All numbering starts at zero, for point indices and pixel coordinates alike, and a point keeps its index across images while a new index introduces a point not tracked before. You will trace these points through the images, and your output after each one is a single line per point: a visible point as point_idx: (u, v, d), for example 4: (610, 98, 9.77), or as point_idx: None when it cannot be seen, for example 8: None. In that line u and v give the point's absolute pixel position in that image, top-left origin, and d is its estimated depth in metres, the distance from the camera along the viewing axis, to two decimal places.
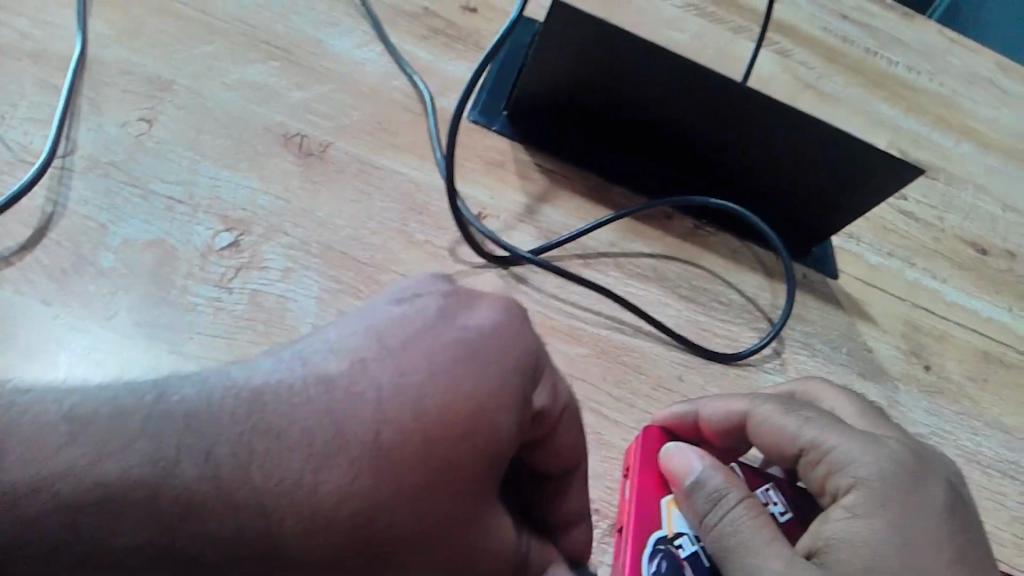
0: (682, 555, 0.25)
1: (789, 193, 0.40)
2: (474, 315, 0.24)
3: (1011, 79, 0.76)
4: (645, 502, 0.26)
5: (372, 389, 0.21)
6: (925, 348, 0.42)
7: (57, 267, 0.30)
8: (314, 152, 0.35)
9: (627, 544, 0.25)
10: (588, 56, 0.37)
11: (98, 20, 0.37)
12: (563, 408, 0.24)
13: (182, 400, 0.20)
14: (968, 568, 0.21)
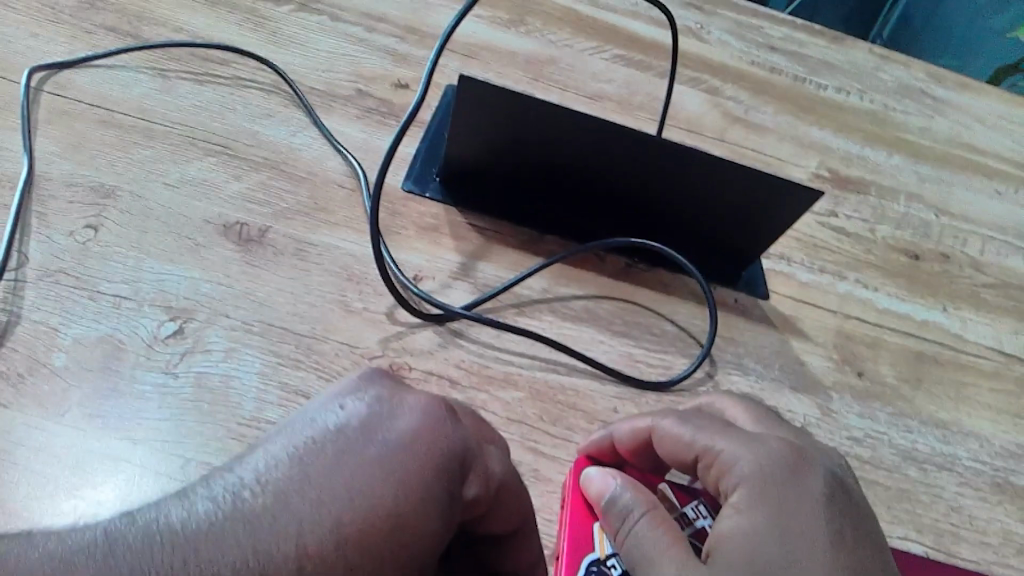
0: (614, 575, 0.26)
1: (707, 225, 0.43)
2: (396, 421, 0.24)
3: (938, 90, 0.83)
4: (579, 528, 0.28)
5: (297, 519, 0.21)
6: (857, 356, 0.44)
7: (12, 371, 0.32)
8: (254, 238, 0.38)
9: (562, 567, 0.27)
10: (499, 122, 0.40)
11: (43, 140, 0.40)
12: (496, 489, 0.25)
13: (113, 548, 0.19)
14: (844, 546, 0.24)
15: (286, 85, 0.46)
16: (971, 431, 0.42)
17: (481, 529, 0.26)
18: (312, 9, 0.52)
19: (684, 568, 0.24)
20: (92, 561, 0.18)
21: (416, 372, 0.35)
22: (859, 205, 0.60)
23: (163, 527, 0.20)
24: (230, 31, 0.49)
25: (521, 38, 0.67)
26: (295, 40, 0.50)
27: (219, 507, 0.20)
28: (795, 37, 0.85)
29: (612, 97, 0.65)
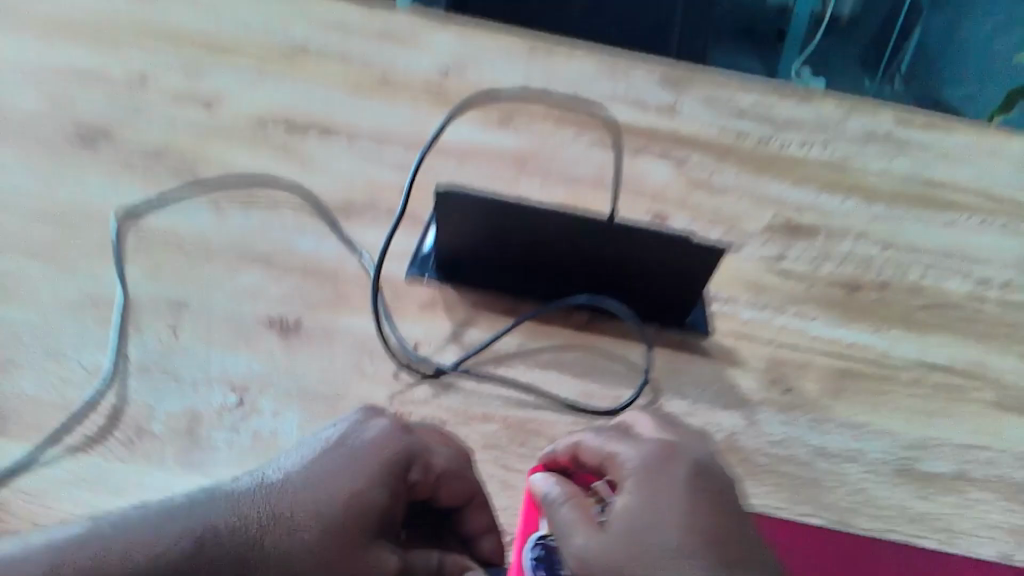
0: (553, 544, 0.36)
1: (652, 281, 0.53)
2: (363, 432, 0.37)
3: (892, 138, 0.93)
4: (530, 520, 0.38)
5: (291, 484, 0.34)
6: (786, 376, 0.54)
7: (126, 440, 0.44)
8: (290, 327, 0.50)
9: (517, 546, 0.37)
10: (472, 219, 0.52)
11: (133, 269, 0.53)
12: (438, 473, 0.37)
13: (185, 501, 0.33)
14: (700, 509, 0.34)
15: (314, 202, 0.59)
16: (884, 428, 0.50)
17: (440, 505, 0.38)
18: (331, 135, 0.65)
19: (589, 536, 0.34)
20: (176, 504, 0.32)
21: (415, 416, 0.46)
22: (805, 248, 0.70)
23: (217, 491, 0.33)
24: (268, 161, 0.62)
25: (509, 136, 0.79)
26: (320, 165, 0.62)
27: (247, 481, 0.34)
28: (760, 102, 0.96)
29: (588, 177, 0.77)
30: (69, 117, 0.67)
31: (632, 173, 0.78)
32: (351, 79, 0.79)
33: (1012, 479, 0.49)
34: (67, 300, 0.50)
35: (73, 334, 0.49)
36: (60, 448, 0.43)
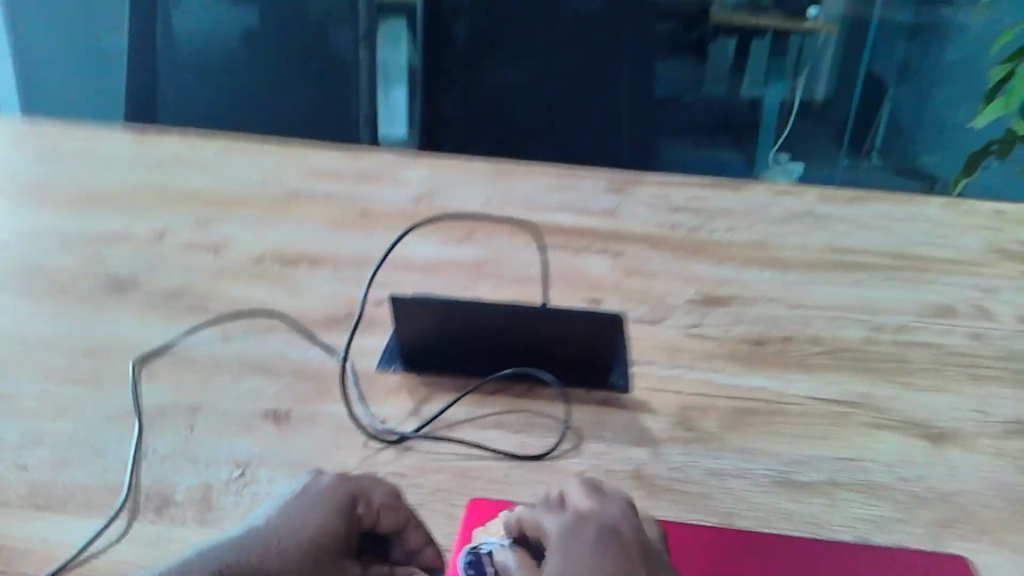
0: (483, 553, 0.49)
1: (575, 350, 0.66)
2: (316, 484, 0.49)
3: (803, 228, 1.08)
4: (468, 531, 0.50)
5: (272, 524, 0.46)
6: (691, 418, 0.65)
7: (152, 507, 0.52)
8: (281, 417, 0.62)
9: (457, 551, 0.49)
10: (426, 317, 0.66)
11: (152, 385, 0.64)
12: (378, 504, 0.49)
13: (203, 551, 0.44)
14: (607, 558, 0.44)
15: (300, 324, 0.73)
16: (769, 452, 0.62)
17: (386, 533, 0.49)
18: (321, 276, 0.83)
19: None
20: (194, 555, 0.44)
21: (381, 473, 0.57)
22: (720, 316, 0.82)
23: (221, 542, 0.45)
24: (266, 302, 0.78)
25: (467, 252, 0.94)
26: (309, 292, 0.80)
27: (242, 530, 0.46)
28: (687, 212, 1.12)
29: (537, 275, 0.90)
30: (99, 273, 0.82)
31: (574, 268, 0.92)
32: (334, 228, 0.97)
33: (880, 480, 0.60)
34: (99, 411, 0.61)
35: (104, 433, 0.58)
36: (100, 524, 0.51)
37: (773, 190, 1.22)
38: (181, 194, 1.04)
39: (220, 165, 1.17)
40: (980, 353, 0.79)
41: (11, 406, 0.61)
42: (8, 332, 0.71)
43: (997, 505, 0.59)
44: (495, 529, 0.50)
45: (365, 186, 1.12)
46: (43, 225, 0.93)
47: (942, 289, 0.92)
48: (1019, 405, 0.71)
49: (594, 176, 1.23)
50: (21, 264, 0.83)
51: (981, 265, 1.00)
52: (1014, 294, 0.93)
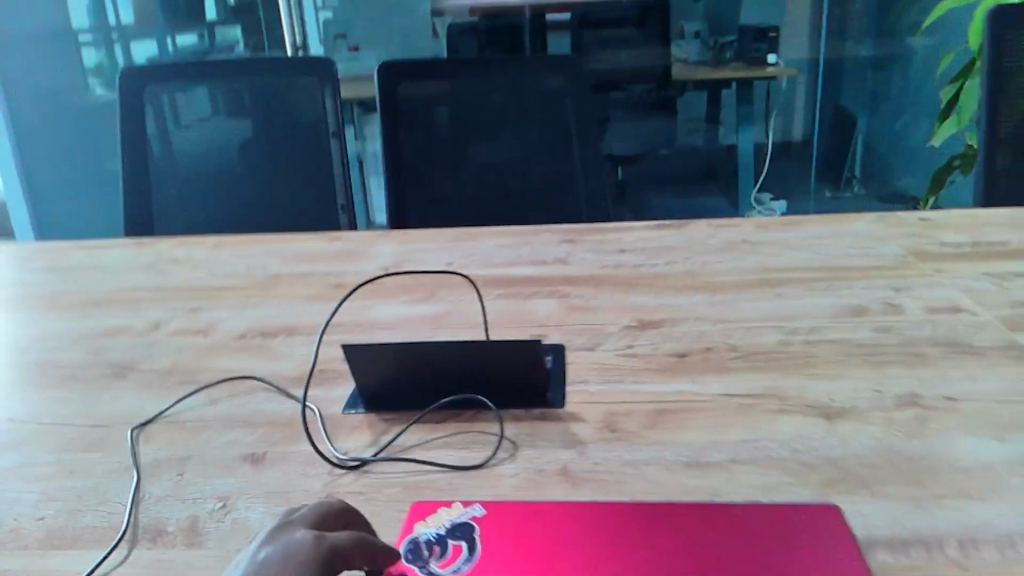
0: (420, 539, 0.58)
1: (509, 376, 0.77)
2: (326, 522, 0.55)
3: (739, 253, 1.19)
4: (410, 524, 0.60)
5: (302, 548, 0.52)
6: (616, 422, 0.75)
7: (145, 538, 0.62)
8: (258, 457, 0.72)
9: (398, 539, 0.59)
10: (377, 363, 0.77)
11: (147, 445, 0.74)
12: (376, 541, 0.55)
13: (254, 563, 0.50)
14: None
15: (278, 382, 0.84)
16: (680, 442, 0.71)
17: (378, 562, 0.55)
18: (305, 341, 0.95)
19: None
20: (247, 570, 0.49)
21: (342, 492, 0.66)
22: (650, 336, 0.92)
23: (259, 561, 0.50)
24: (248, 368, 0.89)
25: (429, 307, 1.05)
26: (288, 355, 0.92)
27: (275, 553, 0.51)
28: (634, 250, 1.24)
29: (490, 319, 1.01)
30: (103, 361, 0.94)
31: (524, 310, 1.03)
32: (309, 302, 1.08)
33: (776, 455, 0.68)
34: (105, 469, 0.71)
35: (106, 486, 0.69)
36: (103, 553, 0.60)
37: (712, 225, 1.33)
38: (176, 287, 1.17)
39: (211, 259, 1.31)
40: (884, 342, 0.88)
41: (30, 472, 0.72)
42: (26, 415, 0.82)
43: (879, 464, 0.67)
44: (433, 522, 0.60)
45: (339, 262, 1.24)
46: (54, 326, 1.05)
47: (857, 292, 1.01)
48: (913, 383, 0.79)
49: (548, 232, 1.34)
50: (36, 360, 0.95)
51: (897, 268, 1.09)
52: (924, 289, 1.01)
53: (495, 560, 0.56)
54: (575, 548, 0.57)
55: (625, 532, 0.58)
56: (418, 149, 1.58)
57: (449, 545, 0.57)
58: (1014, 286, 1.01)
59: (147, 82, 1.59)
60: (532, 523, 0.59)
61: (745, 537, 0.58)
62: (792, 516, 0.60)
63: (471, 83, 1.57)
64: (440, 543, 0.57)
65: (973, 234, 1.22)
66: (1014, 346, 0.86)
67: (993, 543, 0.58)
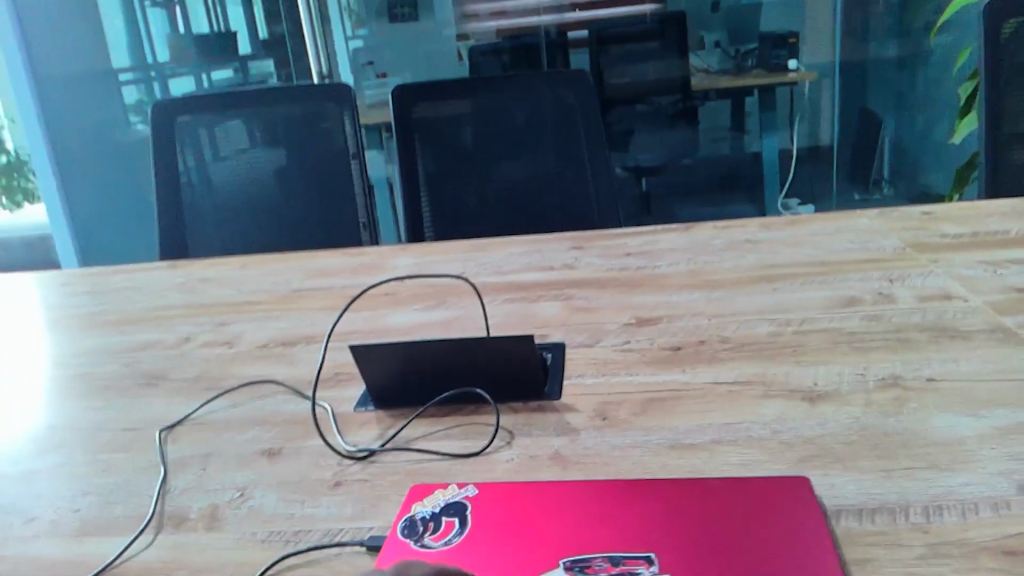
0: (416, 518, 0.64)
1: (505, 372, 0.82)
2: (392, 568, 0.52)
3: (741, 252, 1.22)
4: (407, 507, 0.66)
5: None
6: (608, 410, 0.79)
7: (169, 524, 0.68)
8: (274, 452, 0.77)
9: (396, 519, 0.65)
10: (382, 363, 0.82)
11: (173, 445, 0.81)
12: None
13: None
14: None
15: (295, 385, 0.90)
16: (666, 426, 0.75)
17: None
18: (322, 351, 1.00)
19: None
20: None
21: (349, 479, 0.72)
22: (647, 332, 0.96)
23: None
24: (268, 373, 0.95)
25: (440, 313, 1.10)
26: (305, 361, 0.98)
27: None
28: (639, 254, 1.28)
29: (497, 322, 1.06)
30: (137, 372, 1.01)
31: (530, 313, 1.08)
32: (328, 313, 1.15)
33: (756, 435, 0.72)
34: (136, 466, 0.78)
35: (136, 481, 0.75)
36: (130, 539, 0.66)
37: (717, 227, 1.36)
38: (205, 304, 1.25)
39: (239, 278, 1.38)
40: (872, 330, 0.91)
41: (69, 471, 0.78)
42: (66, 422, 0.89)
43: (854, 440, 0.70)
44: (429, 501, 0.66)
45: (358, 276, 1.31)
46: (93, 343, 1.13)
47: (852, 284, 1.04)
48: (896, 365, 0.82)
49: (557, 240, 1.39)
50: (76, 373, 1.03)
51: (894, 260, 1.11)
52: (918, 279, 1.04)
53: (482, 532, 0.61)
54: (556, 519, 0.62)
55: (603, 505, 0.63)
56: (432, 166, 1.65)
57: (442, 521, 0.63)
58: (1008, 272, 1.03)
59: (178, 114, 1.69)
60: (519, 500, 0.65)
61: (714, 505, 0.62)
62: (760, 485, 0.64)
63: (484, 101, 1.64)
64: (434, 519, 0.63)
65: (974, 225, 1.24)
66: (1001, 329, 0.88)
67: (956, 507, 0.60)
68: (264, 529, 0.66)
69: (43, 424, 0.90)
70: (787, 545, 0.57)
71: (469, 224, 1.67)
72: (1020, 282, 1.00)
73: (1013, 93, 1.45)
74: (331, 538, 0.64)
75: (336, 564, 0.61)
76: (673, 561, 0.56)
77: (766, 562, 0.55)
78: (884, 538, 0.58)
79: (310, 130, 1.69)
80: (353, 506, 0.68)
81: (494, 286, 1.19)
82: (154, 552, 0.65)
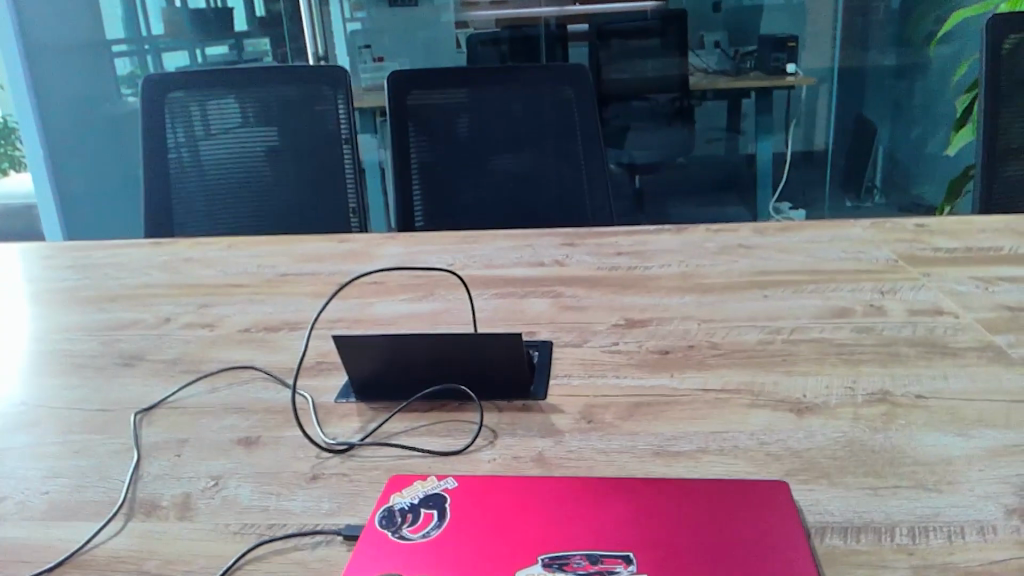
0: (394, 510, 0.62)
1: (490, 369, 0.81)
2: None
3: (734, 256, 1.22)
4: (384, 499, 0.64)
5: None
6: (594, 413, 0.78)
7: (139, 512, 0.66)
8: (252, 441, 0.76)
9: (374, 511, 0.63)
10: (364, 355, 0.81)
11: (148, 429, 0.79)
12: None
13: None
14: None
15: (276, 373, 0.89)
16: (652, 432, 0.74)
17: None
18: (304, 338, 0.99)
19: None
20: None
21: (326, 473, 0.70)
22: (636, 334, 0.95)
23: None
24: (249, 359, 0.93)
25: (427, 304, 1.09)
26: (288, 348, 0.96)
27: None
28: (632, 252, 1.27)
29: (484, 316, 1.04)
30: (116, 352, 0.99)
31: (519, 308, 1.06)
32: (313, 299, 1.13)
33: (742, 445, 0.71)
34: (108, 449, 0.76)
35: (108, 465, 0.73)
36: (100, 525, 0.65)
37: (710, 230, 1.35)
38: (188, 284, 1.22)
39: (224, 259, 1.36)
40: (863, 342, 0.90)
41: (39, 451, 0.76)
42: (38, 401, 0.87)
43: (841, 455, 0.69)
44: (408, 493, 0.64)
45: (345, 262, 1.29)
46: (71, 320, 1.11)
47: (843, 294, 1.03)
48: (885, 380, 0.81)
49: (549, 236, 1.38)
50: (51, 351, 1.01)
51: (886, 272, 1.11)
52: (909, 292, 1.03)
53: (461, 525, 0.60)
54: (535, 515, 0.61)
55: (582, 501, 0.62)
56: (427, 154, 1.63)
57: (420, 513, 0.62)
58: (999, 289, 1.03)
59: (170, 90, 1.66)
60: (499, 494, 0.64)
61: (697, 506, 0.61)
62: (744, 489, 0.63)
63: (481, 92, 1.61)
64: (413, 511, 0.62)
65: (967, 240, 1.23)
66: (990, 347, 0.87)
67: (943, 529, 0.59)
68: (238, 521, 0.64)
69: (15, 401, 0.88)
70: (770, 553, 0.56)
71: (466, 215, 1.66)
72: (1011, 300, 0.99)
73: (1013, 108, 1.45)
74: (306, 532, 0.62)
75: (310, 560, 0.59)
76: (652, 562, 0.55)
77: (746, 564, 0.55)
78: (868, 557, 0.57)
79: (303, 112, 1.66)
80: (330, 501, 0.66)
81: (483, 280, 1.18)
82: (124, 539, 0.63)
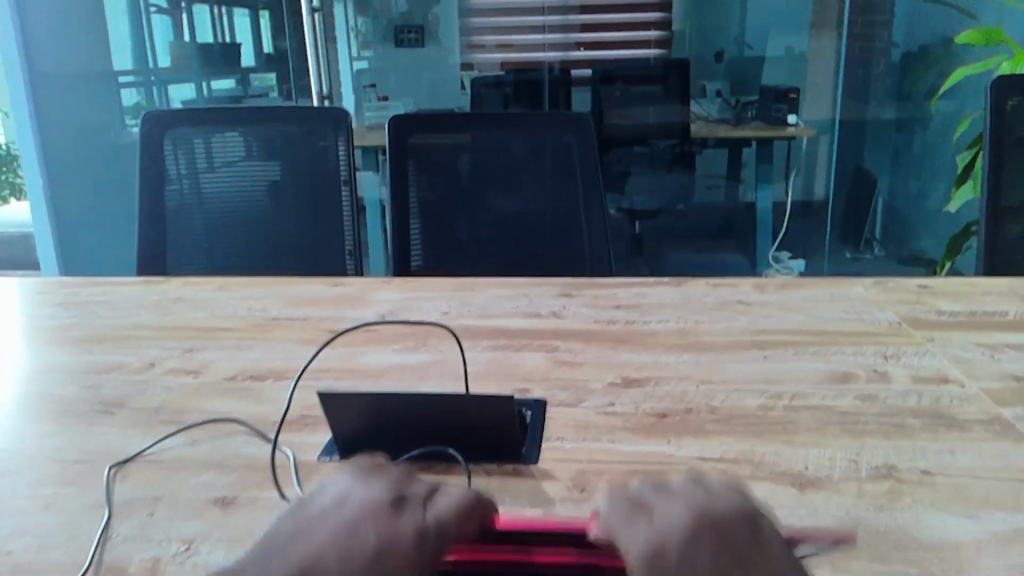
0: None
1: (479, 431, 0.78)
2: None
3: (734, 314, 1.19)
4: None
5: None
6: (586, 480, 0.75)
7: None
8: (228, 500, 0.72)
9: None
10: (349, 413, 0.78)
11: (121, 485, 0.76)
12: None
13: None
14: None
15: (258, 426, 0.86)
16: None
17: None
18: (291, 389, 0.96)
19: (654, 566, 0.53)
20: None
21: None
22: (632, 395, 0.92)
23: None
24: (232, 410, 0.90)
25: (418, 355, 1.06)
26: (273, 399, 0.93)
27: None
28: (630, 306, 1.25)
29: (477, 370, 1.01)
30: (96, 397, 0.96)
31: (513, 363, 1.04)
32: (304, 346, 1.10)
33: None
34: (77, 506, 0.72)
35: (77, 524, 0.70)
36: None
37: (710, 284, 1.33)
38: (176, 326, 1.20)
39: (215, 300, 1.33)
40: (866, 411, 0.87)
41: (7, 504, 0.73)
42: (13, 448, 0.84)
43: (845, 536, 0.66)
44: None
45: (338, 307, 1.26)
46: (54, 361, 1.08)
47: (846, 358, 1.01)
48: (890, 453, 0.78)
49: (546, 286, 1.36)
50: (31, 393, 0.97)
51: (889, 335, 1.08)
52: (913, 358, 1.01)
53: None
54: None
55: None
56: (426, 192, 1.61)
57: None
58: (1005, 357, 1.00)
59: (172, 129, 1.65)
60: None
61: None
62: None
63: (487, 132, 1.60)
64: None
65: (970, 304, 1.21)
66: (997, 420, 0.85)
67: None
68: None
69: None
70: None
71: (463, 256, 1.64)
72: (1017, 369, 0.97)
73: (1016, 168, 1.44)
74: None
75: None
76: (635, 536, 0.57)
77: None
78: None
79: (304, 151, 1.65)
80: None
81: (477, 331, 1.15)
82: None
